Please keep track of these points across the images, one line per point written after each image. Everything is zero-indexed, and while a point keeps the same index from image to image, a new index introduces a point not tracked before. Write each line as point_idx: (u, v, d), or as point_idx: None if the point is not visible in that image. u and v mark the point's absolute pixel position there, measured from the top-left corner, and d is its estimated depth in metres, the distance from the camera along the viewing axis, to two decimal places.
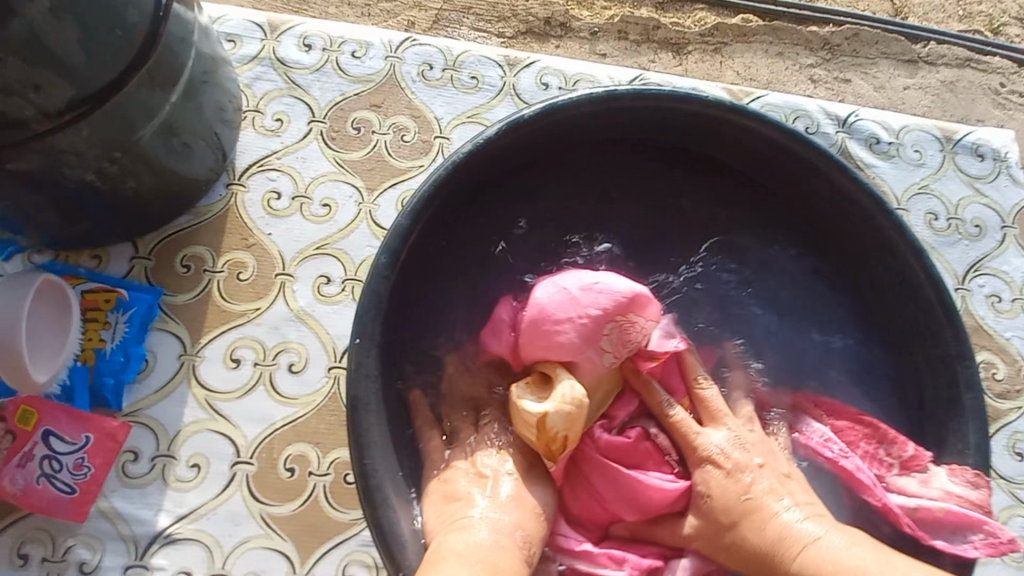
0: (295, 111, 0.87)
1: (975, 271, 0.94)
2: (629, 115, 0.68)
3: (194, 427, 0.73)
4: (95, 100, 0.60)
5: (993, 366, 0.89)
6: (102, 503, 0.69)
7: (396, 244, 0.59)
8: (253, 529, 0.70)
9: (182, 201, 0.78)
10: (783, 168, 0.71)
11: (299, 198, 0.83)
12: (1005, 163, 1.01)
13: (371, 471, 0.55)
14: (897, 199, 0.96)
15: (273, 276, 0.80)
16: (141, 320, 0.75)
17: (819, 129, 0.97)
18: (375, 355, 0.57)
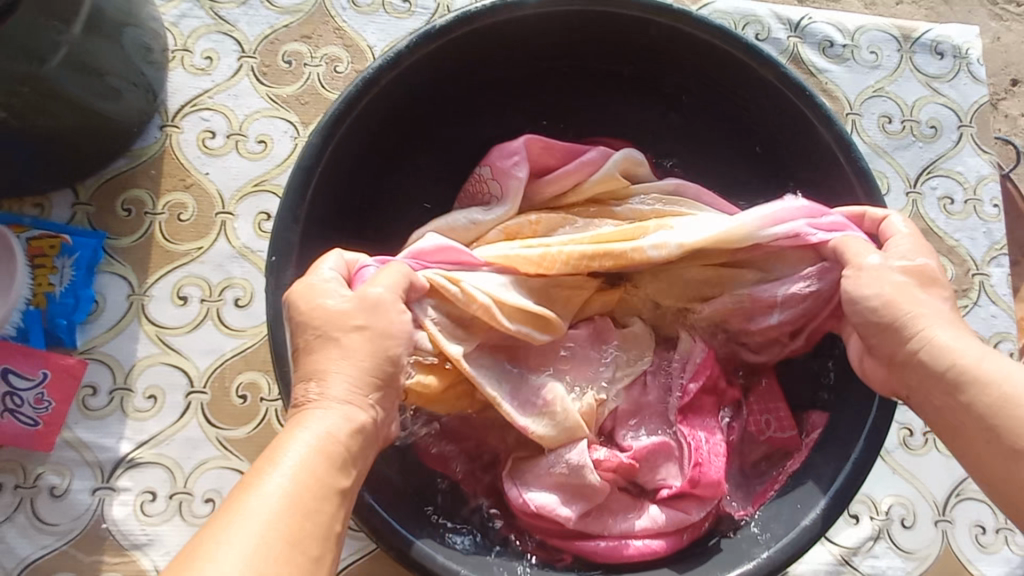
0: (224, 47, 0.85)
1: (928, 173, 0.93)
2: (552, 24, 0.67)
3: (148, 362, 0.76)
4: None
5: (941, 267, 0.90)
6: (66, 433, 0.74)
7: (309, 161, 0.60)
8: (210, 450, 0.75)
9: (113, 145, 0.78)
10: (713, 68, 0.70)
11: (234, 136, 0.83)
12: (967, 60, 0.97)
13: (290, 382, 0.55)
14: (850, 103, 0.93)
15: (213, 215, 0.81)
16: (88, 263, 0.77)
17: (770, 35, 0.93)
18: (292, 272, 0.60)
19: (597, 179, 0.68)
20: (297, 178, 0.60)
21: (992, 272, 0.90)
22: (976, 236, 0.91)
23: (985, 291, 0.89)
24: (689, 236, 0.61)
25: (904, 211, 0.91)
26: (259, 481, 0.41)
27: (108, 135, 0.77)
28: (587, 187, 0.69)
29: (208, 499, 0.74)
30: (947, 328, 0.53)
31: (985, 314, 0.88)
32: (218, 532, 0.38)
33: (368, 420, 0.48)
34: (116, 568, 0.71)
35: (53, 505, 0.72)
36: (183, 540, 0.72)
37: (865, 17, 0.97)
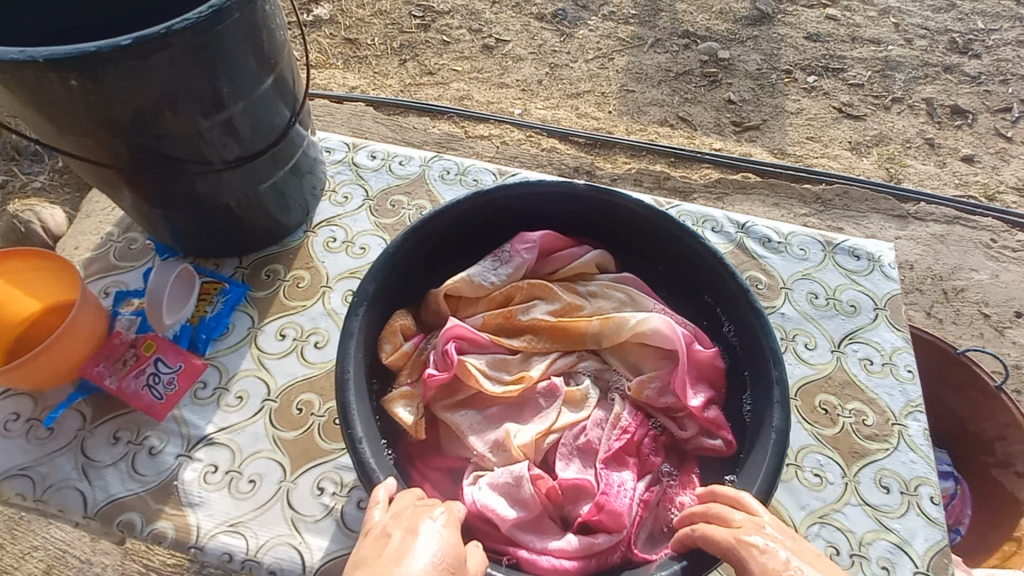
0: (357, 192, 1.35)
1: (850, 338, 1.18)
2: (557, 199, 1.09)
3: (245, 373, 1.08)
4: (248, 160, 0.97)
5: (863, 414, 1.09)
6: (176, 411, 1.03)
7: (393, 249, 0.98)
8: (265, 444, 1.01)
9: (273, 236, 1.23)
10: (660, 234, 1.06)
11: (346, 242, 1.27)
12: (879, 263, 1.28)
13: (345, 369, 0.86)
14: (783, 280, 1.25)
15: (320, 286, 1.20)
16: (233, 302, 1.15)
17: (721, 229, 1.31)
18: (365, 308, 0.92)
19: (577, 263, 1.07)
20: (383, 258, 0.97)
21: (909, 424, 1.07)
22: (893, 393, 1.11)
23: (904, 439, 1.06)
24: (616, 322, 0.97)
25: (829, 363, 1.14)
26: None
27: (273, 228, 1.22)
28: (566, 269, 1.07)
29: (251, 479, 0.97)
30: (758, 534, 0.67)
31: (905, 458, 1.04)
32: None
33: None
34: (170, 518, 0.94)
35: (147, 460, 0.98)
36: (223, 507, 0.95)
37: (797, 226, 1.34)
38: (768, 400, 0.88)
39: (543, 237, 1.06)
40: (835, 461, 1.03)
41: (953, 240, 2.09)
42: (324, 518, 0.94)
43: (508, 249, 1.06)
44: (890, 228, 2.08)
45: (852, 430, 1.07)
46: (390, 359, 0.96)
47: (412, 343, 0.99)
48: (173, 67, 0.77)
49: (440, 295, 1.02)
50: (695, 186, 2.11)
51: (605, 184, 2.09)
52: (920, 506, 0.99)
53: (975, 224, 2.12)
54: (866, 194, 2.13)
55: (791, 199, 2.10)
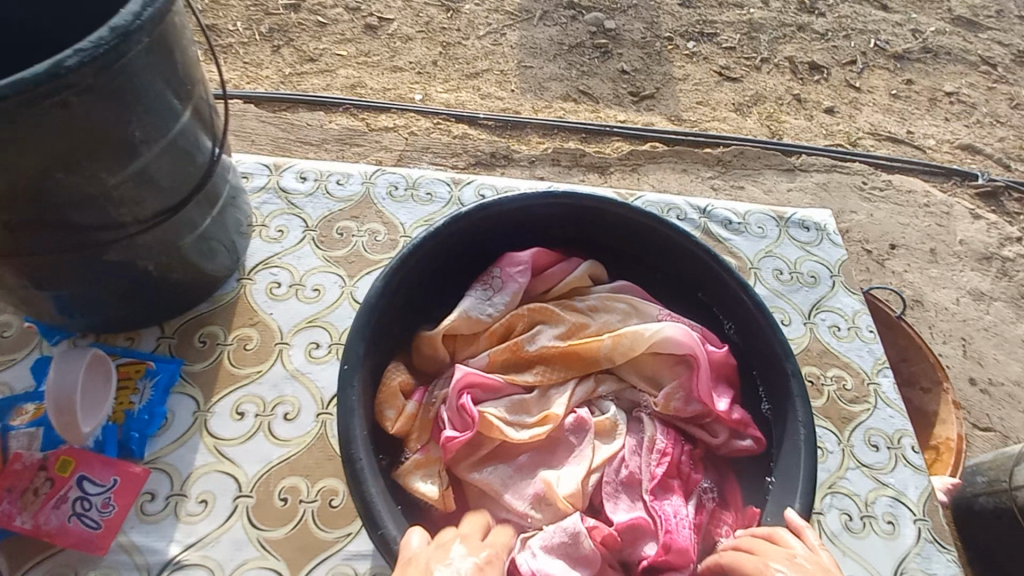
0: (293, 223, 1.15)
1: (818, 308, 1.24)
2: (538, 211, 0.99)
3: (204, 470, 0.89)
4: (168, 213, 0.81)
5: (842, 378, 1.16)
6: (122, 538, 0.82)
7: (374, 299, 0.83)
8: (251, 551, 0.84)
9: (201, 293, 1.02)
10: (648, 237, 1.02)
11: (295, 286, 1.08)
12: (826, 232, 1.36)
13: (355, 459, 0.72)
14: (751, 260, 1.28)
15: (274, 344, 1.01)
16: (165, 384, 0.94)
17: (686, 216, 1.31)
18: (359, 376, 0.78)
19: (570, 278, 1.00)
20: (364, 311, 0.82)
21: (881, 381, 1.17)
22: (863, 354, 1.20)
23: (880, 396, 1.15)
24: (629, 336, 0.92)
25: (805, 335, 1.20)
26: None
27: (201, 284, 1.00)
28: (562, 285, 1.00)
29: None
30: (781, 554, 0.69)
31: (884, 414, 1.13)
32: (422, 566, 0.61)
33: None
34: None
35: None
36: None
37: (750, 204, 1.38)
38: (788, 395, 0.88)
39: (531, 256, 0.98)
40: (830, 430, 1.10)
41: (832, 186, 2.18)
42: None
43: (498, 275, 0.97)
44: (781, 181, 2.14)
45: (838, 396, 1.14)
46: (396, 426, 0.84)
47: (415, 401, 0.87)
48: (68, 112, 0.63)
49: (437, 338, 0.91)
50: (610, 160, 2.07)
51: (524, 168, 1.99)
52: (905, 457, 1.09)
53: (849, 171, 2.24)
54: (758, 152, 2.20)
55: (696, 164, 2.12)
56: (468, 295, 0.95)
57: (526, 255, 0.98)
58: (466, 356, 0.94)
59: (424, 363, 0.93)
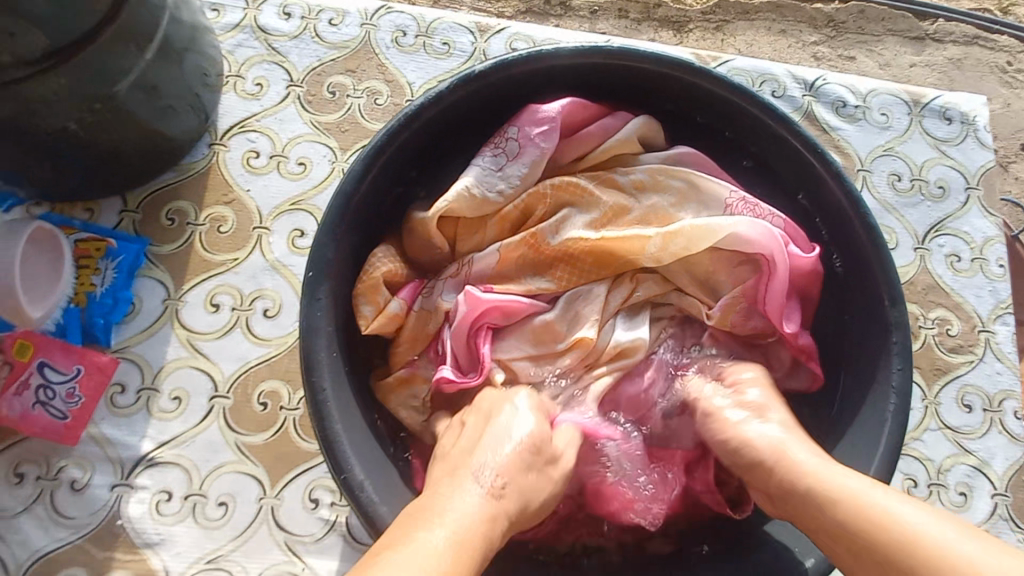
0: (274, 76, 0.92)
1: (936, 231, 0.95)
2: (579, 74, 0.73)
3: (177, 365, 0.80)
4: (68, 52, 0.66)
5: (947, 322, 0.92)
6: (92, 429, 0.76)
7: (351, 184, 0.64)
8: (228, 455, 0.77)
9: (165, 161, 0.84)
10: (728, 120, 0.74)
11: (276, 157, 0.89)
12: (973, 126, 1.01)
13: (318, 388, 0.58)
14: (861, 161, 0.97)
15: (252, 229, 0.86)
16: (129, 267, 0.82)
17: (785, 92, 0.98)
18: (327, 286, 0.62)
19: (612, 141, 0.74)
20: (337, 199, 0.63)
21: (997, 330, 0.92)
22: (982, 294, 0.94)
23: (991, 348, 0.91)
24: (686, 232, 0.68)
25: (911, 266, 0.94)
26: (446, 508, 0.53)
27: (162, 150, 0.82)
28: (602, 150, 0.75)
29: (221, 503, 0.75)
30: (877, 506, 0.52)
31: (989, 370, 0.90)
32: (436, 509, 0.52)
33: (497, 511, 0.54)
34: (126, 565, 0.72)
35: (73, 498, 0.74)
36: (193, 542, 0.74)
37: (876, 80, 1.03)
38: (885, 352, 0.67)
39: (562, 106, 0.72)
40: (915, 383, 0.89)
41: (970, 63, 1.68)
42: (326, 535, 0.75)
43: (513, 135, 0.72)
44: (906, 53, 1.65)
45: (935, 343, 0.91)
46: (374, 326, 0.68)
47: (401, 300, 0.70)
48: None
49: (430, 222, 0.71)
50: (690, 13, 1.62)
51: (582, 21, 1.59)
52: (1003, 423, 0.89)
53: (992, 45, 1.71)
54: (884, 12, 1.68)
55: (799, 23, 1.65)
56: (471, 164, 0.72)
57: (554, 106, 0.72)
58: (470, 241, 0.73)
59: (417, 254, 0.74)
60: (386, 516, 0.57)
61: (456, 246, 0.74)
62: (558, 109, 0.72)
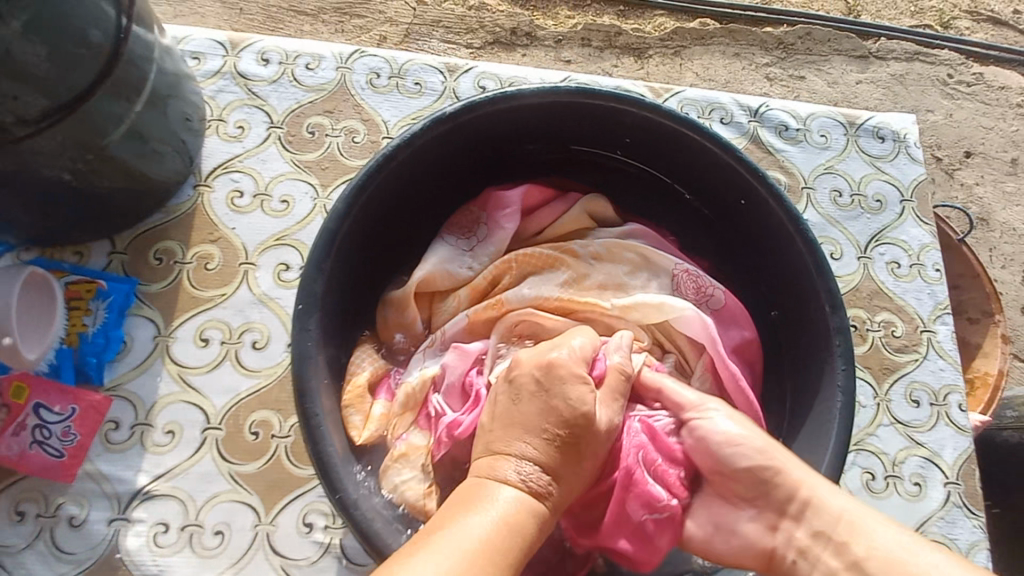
0: (255, 118, 0.97)
1: (877, 241, 1.04)
2: (542, 111, 0.79)
3: (169, 399, 0.82)
4: (68, 109, 0.70)
5: (892, 324, 1.00)
6: (87, 466, 0.78)
7: (334, 223, 0.68)
8: (222, 484, 0.80)
9: (152, 203, 0.88)
10: (680, 148, 0.81)
11: (259, 196, 0.93)
12: (905, 143, 1.11)
13: (310, 414, 0.62)
14: (805, 179, 1.06)
15: (238, 265, 0.89)
16: (119, 306, 0.84)
17: (733, 119, 1.07)
18: (316, 318, 0.66)
19: (563, 219, 0.84)
20: (323, 238, 0.68)
21: (938, 329, 1.00)
22: (921, 297, 1.02)
23: (933, 346, 0.99)
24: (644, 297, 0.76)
25: (856, 274, 1.02)
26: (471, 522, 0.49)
27: (149, 193, 0.86)
28: (556, 226, 0.84)
29: (216, 531, 0.78)
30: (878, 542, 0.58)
31: (933, 366, 0.98)
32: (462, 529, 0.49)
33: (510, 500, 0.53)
34: None
35: (69, 535, 0.76)
36: (190, 571, 0.76)
37: (815, 105, 1.12)
38: (830, 354, 0.73)
39: (517, 193, 0.83)
40: (866, 382, 0.96)
41: (913, 78, 1.81)
42: (321, 557, 0.78)
43: (482, 220, 0.83)
44: (852, 70, 1.78)
45: (883, 344, 0.99)
46: (365, 434, 0.71)
47: (383, 401, 0.74)
48: None
49: (409, 292, 0.78)
50: (649, 41, 1.73)
51: (548, 50, 1.68)
52: (948, 415, 0.96)
53: (933, 59, 1.85)
54: (829, 34, 1.81)
55: (751, 46, 1.77)
56: (440, 246, 0.82)
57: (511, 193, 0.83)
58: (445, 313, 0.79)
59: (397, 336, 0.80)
60: (380, 531, 0.60)
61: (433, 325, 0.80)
62: (513, 196, 0.83)
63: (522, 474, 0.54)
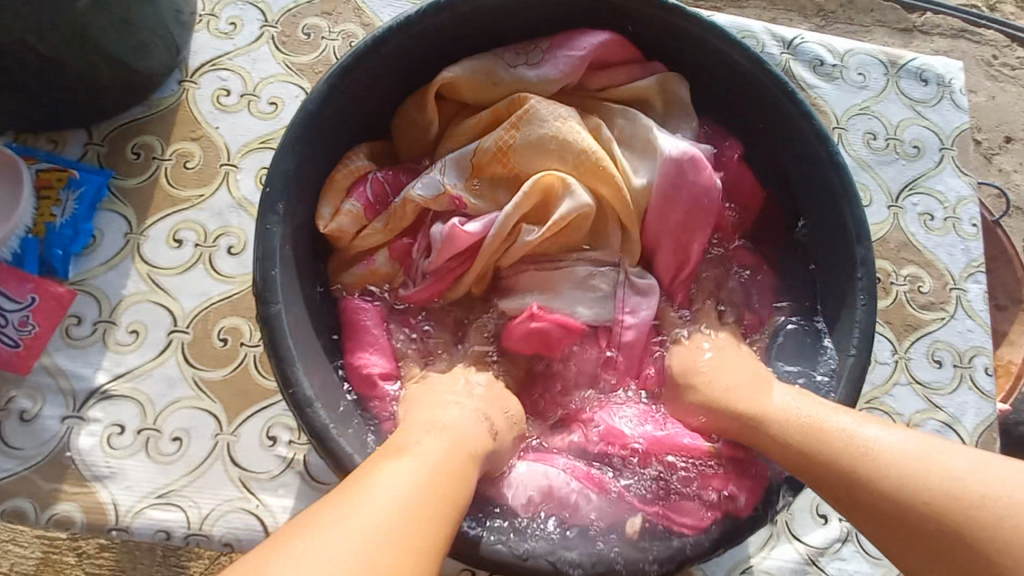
0: (248, 15, 0.91)
1: (910, 190, 0.96)
2: (554, 10, 0.72)
3: (136, 298, 0.78)
4: None
5: (919, 279, 0.92)
6: (46, 359, 0.74)
7: (314, 103, 0.62)
8: (184, 390, 0.75)
9: (131, 93, 0.83)
10: (703, 58, 0.74)
11: (247, 96, 0.87)
12: (949, 88, 1.02)
13: (271, 304, 0.57)
14: (837, 118, 0.97)
15: (219, 165, 0.84)
16: (90, 198, 0.80)
17: (763, 50, 0.98)
18: (285, 202, 0.60)
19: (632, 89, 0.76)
20: (300, 118, 0.62)
21: (969, 288, 0.92)
22: (954, 252, 0.94)
23: (961, 305, 0.91)
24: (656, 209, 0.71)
25: (883, 223, 0.94)
26: (364, 495, 0.45)
27: (128, 81, 0.81)
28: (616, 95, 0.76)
29: (175, 438, 0.73)
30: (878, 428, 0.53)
31: (960, 327, 0.90)
32: (349, 508, 0.44)
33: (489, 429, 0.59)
34: (74, 498, 0.70)
35: (22, 429, 0.72)
36: (145, 476, 0.72)
37: (855, 42, 1.03)
38: (850, 291, 0.67)
39: (596, 40, 0.73)
40: (886, 338, 0.89)
41: (958, 55, 1.70)
42: (283, 473, 0.73)
43: (544, 45, 0.74)
44: (894, 43, 1.66)
45: (907, 300, 0.91)
46: (330, 227, 0.68)
47: (358, 202, 0.69)
48: None
49: (430, 92, 0.72)
50: None
51: None
52: (973, 379, 0.88)
53: (979, 39, 1.72)
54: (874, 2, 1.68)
55: (789, 11, 1.64)
56: (480, 59, 0.73)
57: (587, 40, 0.73)
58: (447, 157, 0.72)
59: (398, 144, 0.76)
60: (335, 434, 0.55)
61: (446, 130, 0.76)
62: (587, 39, 0.73)
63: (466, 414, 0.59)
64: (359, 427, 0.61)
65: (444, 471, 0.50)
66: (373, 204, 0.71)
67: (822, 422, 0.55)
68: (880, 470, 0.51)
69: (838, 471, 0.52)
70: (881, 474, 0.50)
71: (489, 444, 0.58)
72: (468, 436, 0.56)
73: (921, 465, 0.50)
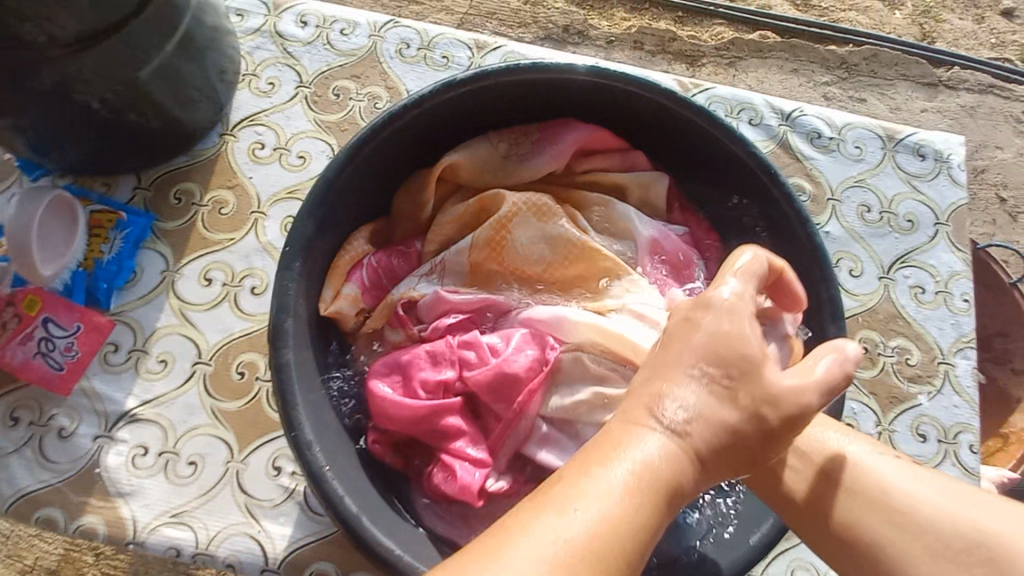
0: (285, 76, 1.01)
1: (902, 262, 0.98)
2: (554, 88, 0.79)
3: (167, 331, 0.86)
4: (98, 40, 0.74)
5: (907, 352, 0.94)
6: (84, 382, 0.83)
7: (333, 174, 0.70)
8: (202, 418, 0.83)
9: (178, 145, 0.93)
10: (692, 135, 0.79)
11: (279, 150, 0.97)
12: (947, 164, 1.04)
13: (282, 353, 0.64)
14: (832, 189, 1.01)
15: (249, 213, 0.93)
16: (135, 239, 0.89)
17: (762, 121, 1.03)
18: (300, 262, 0.68)
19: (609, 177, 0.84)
20: (320, 186, 0.70)
21: (957, 363, 0.94)
22: (944, 327, 0.96)
23: (949, 380, 0.93)
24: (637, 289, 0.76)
25: (874, 294, 0.96)
26: (493, 574, 0.41)
27: (177, 136, 0.91)
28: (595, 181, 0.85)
29: (191, 461, 0.81)
30: (917, 481, 0.57)
31: (946, 402, 0.92)
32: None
33: (687, 437, 0.49)
34: (97, 512, 0.78)
35: (59, 444, 0.80)
36: (162, 495, 0.79)
37: (854, 115, 1.07)
38: None
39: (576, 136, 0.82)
40: (870, 409, 0.91)
41: (983, 112, 1.67)
42: (284, 501, 0.80)
43: (532, 138, 0.84)
44: (917, 98, 1.63)
45: (894, 372, 0.93)
46: (330, 308, 0.74)
47: (354, 284, 0.77)
48: None
49: (433, 175, 0.80)
50: (704, 49, 1.59)
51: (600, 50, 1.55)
52: (957, 455, 0.89)
53: (1009, 95, 1.69)
54: (897, 57, 1.64)
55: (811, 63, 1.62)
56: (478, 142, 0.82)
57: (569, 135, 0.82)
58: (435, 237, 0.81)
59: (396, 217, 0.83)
60: (328, 477, 0.61)
61: (437, 213, 0.83)
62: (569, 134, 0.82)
63: (682, 411, 0.49)
64: (351, 469, 0.67)
65: (602, 530, 0.44)
66: (370, 288, 0.79)
67: (869, 467, 0.59)
68: (885, 493, 0.57)
69: (856, 501, 0.57)
70: (898, 511, 0.55)
71: (689, 460, 0.48)
72: (667, 456, 0.48)
73: (950, 514, 0.54)
